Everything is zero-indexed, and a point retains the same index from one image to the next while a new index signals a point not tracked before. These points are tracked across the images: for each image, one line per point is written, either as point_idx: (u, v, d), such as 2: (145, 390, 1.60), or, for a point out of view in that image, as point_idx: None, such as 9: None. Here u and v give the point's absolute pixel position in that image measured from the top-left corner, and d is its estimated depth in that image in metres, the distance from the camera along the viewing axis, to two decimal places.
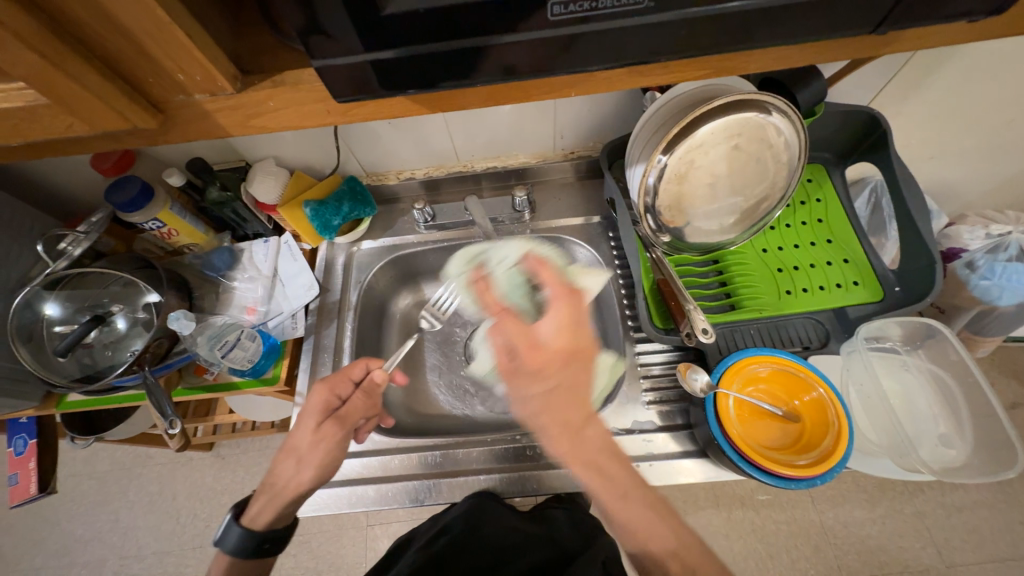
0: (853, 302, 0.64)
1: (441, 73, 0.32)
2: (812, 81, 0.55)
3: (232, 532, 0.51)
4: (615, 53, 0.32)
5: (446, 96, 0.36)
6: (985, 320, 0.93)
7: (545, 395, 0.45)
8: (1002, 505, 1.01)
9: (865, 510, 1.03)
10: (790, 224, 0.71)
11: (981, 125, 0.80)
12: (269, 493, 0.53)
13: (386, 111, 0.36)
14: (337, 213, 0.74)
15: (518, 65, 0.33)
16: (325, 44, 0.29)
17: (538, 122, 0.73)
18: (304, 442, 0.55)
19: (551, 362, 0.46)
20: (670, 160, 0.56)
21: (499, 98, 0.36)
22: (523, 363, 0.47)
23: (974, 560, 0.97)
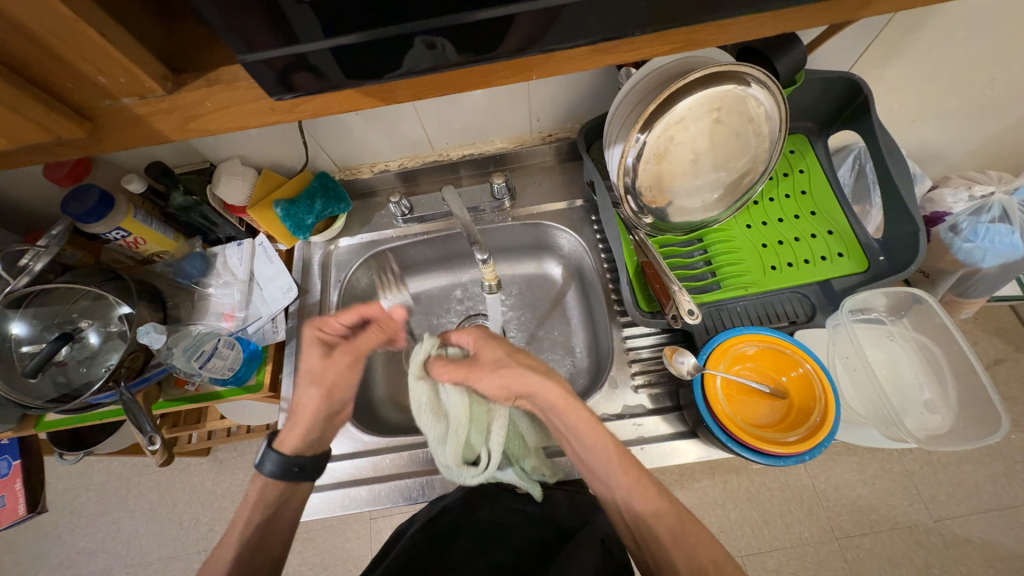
0: (838, 273, 0.64)
1: (389, 60, 0.30)
2: (792, 48, 0.54)
3: (269, 459, 0.53)
4: (574, 29, 0.31)
5: (400, 86, 0.33)
6: (969, 282, 0.93)
7: (502, 382, 0.54)
8: (986, 459, 1.04)
9: (856, 471, 1.05)
10: (773, 198, 0.70)
11: (964, 85, 0.78)
12: (296, 419, 0.55)
13: (336, 105, 0.34)
14: (310, 212, 0.71)
15: (470, 49, 0.31)
16: (257, 37, 0.27)
17: (511, 105, 0.71)
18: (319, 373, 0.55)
19: (494, 365, 0.55)
20: (648, 138, 0.54)
21: (456, 86, 0.34)
22: (479, 381, 0.54)
23: (960, 512, 1.00)
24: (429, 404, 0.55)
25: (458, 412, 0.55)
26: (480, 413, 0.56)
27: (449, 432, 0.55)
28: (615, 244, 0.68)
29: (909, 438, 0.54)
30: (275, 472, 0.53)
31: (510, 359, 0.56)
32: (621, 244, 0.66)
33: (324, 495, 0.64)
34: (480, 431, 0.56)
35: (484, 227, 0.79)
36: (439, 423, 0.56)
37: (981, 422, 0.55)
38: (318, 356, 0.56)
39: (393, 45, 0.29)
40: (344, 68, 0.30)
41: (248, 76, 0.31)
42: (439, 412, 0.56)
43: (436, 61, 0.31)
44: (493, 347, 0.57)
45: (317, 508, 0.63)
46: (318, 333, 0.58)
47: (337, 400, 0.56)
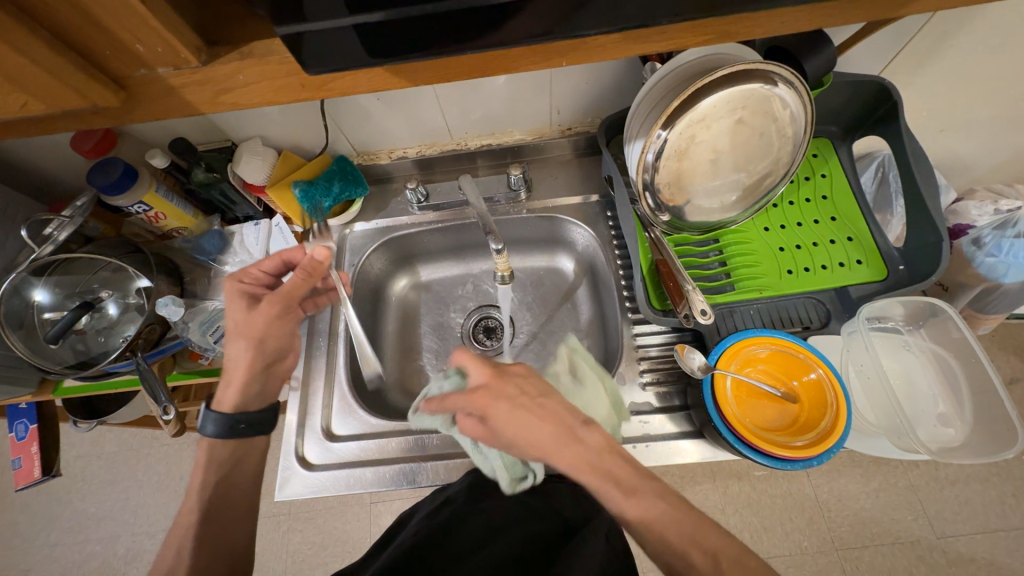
0: (856, 281, 0.63)
1: (421, 40, 0.30)
2: (822, 48, 0.54)
3: (210, 421, 0.54)
4: (607, 16, 0.31)
5: (427, 67, 0.33)
6: (989, 298, 0.91)
7: (521, 423, 0.46)
8: (995, 479, 1.02)
9: (860, 484, 1.04)
10: (793, 202, 0.69)
11: (997, 95, 0.77)
12: (229, 377, 0.55)
13: (365, 85, 0.34)
14: (327, 195, 0.72)
15: (499, 30, 0.30)
16: (290, 8, 0.27)
17: (533, 97, 0.70)
18: (240, 321, 0.56)
19: (502, 400, 0.48)
20: (670, 135, 0.53)
21: (483, 70, 0.34)
22: (493, 415, 0.47)
23: (965, 530, 0.99)
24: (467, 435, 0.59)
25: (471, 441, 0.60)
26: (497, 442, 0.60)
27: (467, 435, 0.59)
28: (630, 241, 0.67)
29: (921, 450, 0.53)
30: (218, 432, 0.53)
31: (534, 396, 0.49)
32: (636, 240, 0.66)
33: (330, 474, 0.65)
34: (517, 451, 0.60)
35: (497, 218, 0.79)
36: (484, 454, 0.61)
37: (994, 436, 0.55)
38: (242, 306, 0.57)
39: (424, 23, 0.29)
40: (373, 46, 0.30)
41: (281, 51, 0.31)
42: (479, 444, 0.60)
43: (466, 43, 0.31)
44: (501, 387, 0.49)
45: (323, 486, 0.64)
46: (240, 286, 0.58)
47: (268, 349, 0.56)
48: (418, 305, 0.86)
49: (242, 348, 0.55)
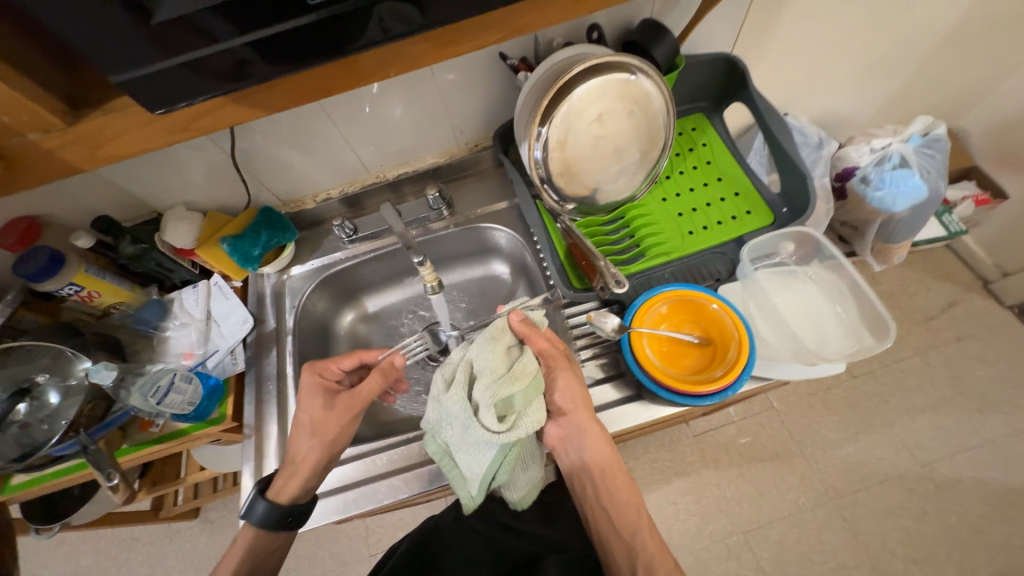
0: (749, 229, 0.69)
1: (248, 69, 0.35)
2: (664, 39, 0.64)
3: (261, 505, 0.57)
4: (401, 20, 0.35)
5: (271, 93, 0.39)
6: (891, 228, 0.99)
7: (567, 385, 0.59)
8: (959, 399, 1.21)
9: (840, 431, 1.20)
10: (682, 171, 0.76)
11: (839, 50, 0.87)
12: (289, 470, 0.60)
13: (221, 120, 0.39)
14: (256, 244, 0.74)
15: (315, 48, 0.35)
16: (113, 60, 0.31)
17: (432, 122, 0.76)
18: (309, 417, 0.61)
19: (566, 360, 0.61)
20: (549, 131, 0.62)
21: (323, 84, 0.39)
22: (556, 372, 0.60)
23: (944, 454, 1.16)
24: (498, 345, 0.56)
25: (497, 352, 0.55)
26: (537, 385, 0.54)
27: (512, 382, 0.52)
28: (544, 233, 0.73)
29: (820, 360, 0.59)
30: (265, 522, 0.57)
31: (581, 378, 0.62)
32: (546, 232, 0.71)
33: None
34: (526, 398, 0.53)
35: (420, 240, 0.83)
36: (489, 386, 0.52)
37: (876, 336, 0.62)
38: (319, 402, 0.61)
39: (246, 54, 0.34)
40: (206, 79, 0.35)
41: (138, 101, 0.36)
42: (504, 371, 0.53)
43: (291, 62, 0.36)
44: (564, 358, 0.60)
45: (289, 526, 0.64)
46: (318, 378, 0.63)
47: (332, 450, 0.61)
48: (369, 336, 0.89)
49: (302, 442, 0.60)
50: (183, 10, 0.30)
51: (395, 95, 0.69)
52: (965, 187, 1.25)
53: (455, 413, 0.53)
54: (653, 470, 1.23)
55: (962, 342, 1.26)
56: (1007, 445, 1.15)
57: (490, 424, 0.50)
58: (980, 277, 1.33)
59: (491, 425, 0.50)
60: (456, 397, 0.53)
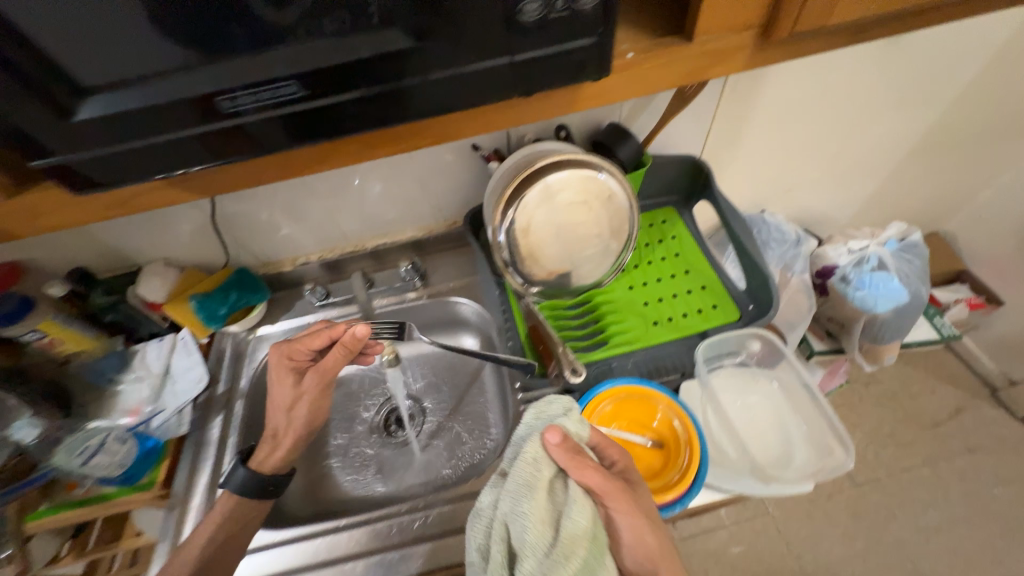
0: (715, 324, 0.68)
1: (169, 163, 0.36)
2: (628, 141, 0.69)
3: (240, 473, 0.61)
4: (321, 128, 0.35)
5: (207, 180, 0.41)
6: (876, 329, 0.97)
7: (638, 534, 0.46)
8: (975, 520, 1.10)
9: (844, 547, 1.08)
10: (650, 262, 0.76)
11: (807, 155, 0.92)
12: (272, 441, 0.64)
13: (158, 200, 0.42)
14: (223, 303, 0.76)
15: (231, 150, 0.36)
16: (31, 151, 0.33)
17: (411, 199, 0.79)
18: (283, 398, 0.64)
19: (631, 499, 0.47)
20: (515, 219, 0.63)
21: (253, 177, 0.41)
22: (615, 514, 0.46)
23: None
24: (539, 506, 0.43)
25: (539, 512, 0.42)
26: (597, 553, 0.41)
27: (563, 565, 0.39)
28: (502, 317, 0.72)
29: (760, 476, 0.60)
30: (239, 490, 0.60)
31: (653, 517, 0.48)
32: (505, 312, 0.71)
33: None
34: None
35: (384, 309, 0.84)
36: (530, 573, 0.40)
37: (823, 452, 0.64)
38: (289, 383, 0.64)
39: (166, 150, 0.35)
40: (119, 169, 0.36)
41: None
42: (546, 542, 0.41)
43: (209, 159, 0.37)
44: (628, 498, 0.47)
45: None
46: (287, 361, 0.64)
47: (314, 420, 0.65)
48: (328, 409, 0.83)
49: (282, 418, 0.64)
50: (103, 112, 0.32)
51: (377, 174, 0.74)
52: (959, 290, 1.24)
53: None
54: None
55: (973, 455, 1.17)
56: None
57: None
58: (987, 384, 1.26)
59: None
60: None
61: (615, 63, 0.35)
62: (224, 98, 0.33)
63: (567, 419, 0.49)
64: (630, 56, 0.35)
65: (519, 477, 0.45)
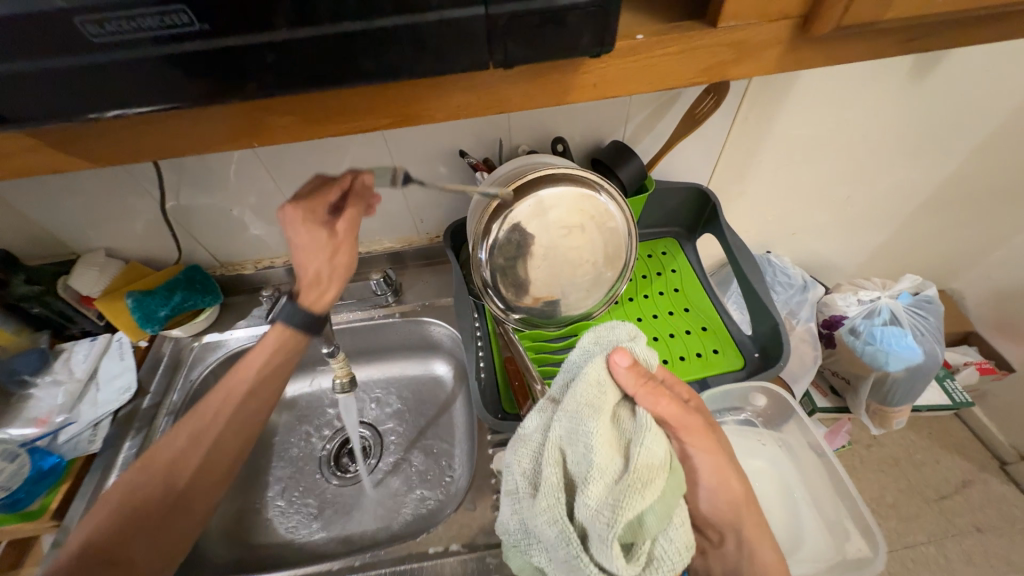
0: (714, 371, 0.61)
1: (36, 108, 0.28)
2: (630, 161, 0.62)
3: (287, 309, 0.56)
4: (234, 81, 0.28)
5: (100, 139, 0.33)
6: (885, 388, 0.89)
7: (705, 458, 0.49)
8: None
9: None
10: (647, 295, 0.69)
11: (818, 196, 0.87)
12: (314, 286, 0.55)
13: (39, 163, 0.34)
14: (165, 304, 0.67)
15: (124, 98, 0.29)
16: None
17: (390, 206, 0.72)
18: (318, 242, 0.53)
19: (701, 432, 0.49)
20: (499, 235, 0.56)
21: (161, 139, 0.33)
22: (689, 445, 0.49)
23: None
24: (606, 434, 0.40)
25: (607, 435, 0.40)
26: (676, 482, 0.39)
27: (641, 494, 0.37)
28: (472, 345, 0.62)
29: None
30: (295, 325, 0.56)
31: (716, 445, 0.50)
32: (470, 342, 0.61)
33: None
34: (658, 510, 0.38)
35: (347, 325, 0.75)
36: (601, 501, 0.37)
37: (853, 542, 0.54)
38: (318, 228, 0.53)
39: (25, 90, 0.27)
40: None
41: None
42: (615, 470, 0.39)
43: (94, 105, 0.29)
44: (699, 429, 0.49)
45: None
46: (304, 211, 0.52)
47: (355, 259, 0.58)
48: (275, 432, 0.75)
49: (323, 266, 0.55)
50: None
51: None
52: (968, 352, 1.18)
53: (554, 536, 0.40)
54: None
55: (983, 536, 1.06)
56: None
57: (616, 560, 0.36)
58: (997, 457, 1.17)
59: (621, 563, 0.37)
60: (553, 513, 0.40)
61: (620, 44, 0.29)
62: (86, 20, 0.25)
63: (631, 346, 0.46)
64: (641, 37, 0.29)
65: (586, 399, 0.42)
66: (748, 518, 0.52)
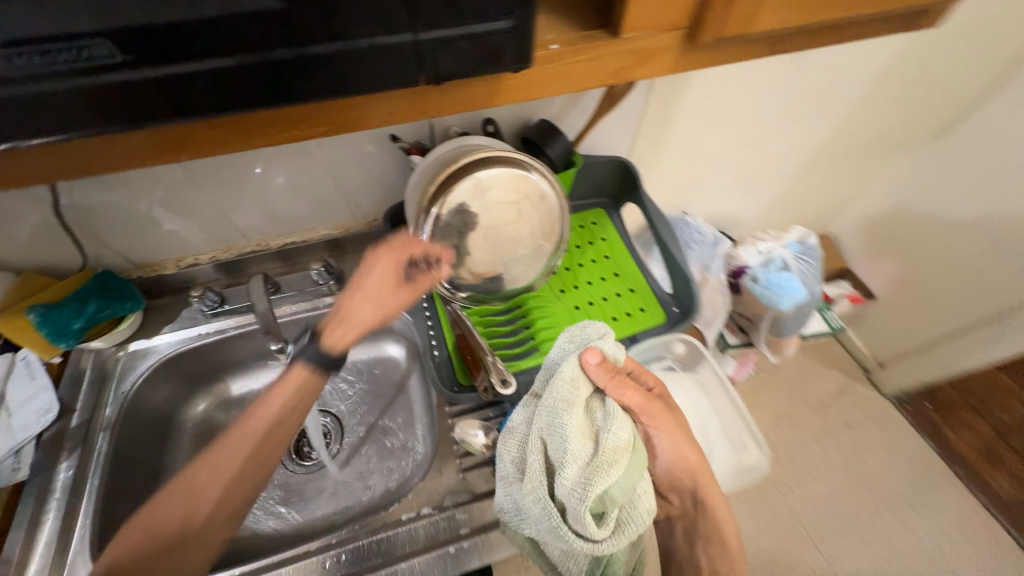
0: (643, 328, 0.69)
1: None
2: (557, 139, 0.66)
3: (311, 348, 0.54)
4: (169, 105, 0.27)
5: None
6: (779, 323, 1.06)
7: (669, 443, 0.55)
8: (856, 488, 1.24)
9: (752, 523, 1.19)
10: (581, 264, 0.75)
11: (723, 160, 0.97)
12: (347, 322, 0.55)
13: None
14: (78, 317, 0.61)
15: (16, 122, 0.26)
16: None
17: (321, 193, 0.70)
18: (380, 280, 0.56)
19: (666, 417, 0.54)
20: (440, 213, 0.58)
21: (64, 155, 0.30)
22: (653, 430, 0.54)
23: (846, 546, 1.17)
24: (578, 420, 0.45)
25: (579, 424, 0.45)
26: (639, 459, 0.45)
27: (609, 471, 0.42)
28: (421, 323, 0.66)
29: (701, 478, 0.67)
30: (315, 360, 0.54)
31: (679, 430, 0.56)
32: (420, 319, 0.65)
33: None
34: (626, 485, 0.43)
35: (292, 316, 0.74)
36: (575, 481, 0.42)
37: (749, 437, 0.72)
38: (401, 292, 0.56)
39: None
40: None
41: None
42: (588, 453, 0.44)
43: None
44: (661, 415, 0.54)
45: None
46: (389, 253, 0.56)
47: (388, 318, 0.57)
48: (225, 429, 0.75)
49: (368, 310, 0.55)
50: None
51: (278, 162, 0.63)
52: (842, 285, 1.37)
53: (537, 513, 0.45)
54: None
55: (852, 430, 1.33)
56: (900, 535, 1.18)
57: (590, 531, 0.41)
58: (861, 366, 1.44)
59: (593, 531, 0.42)
60: (536, 493, 0.45)
61: (539, 54, 0.31)
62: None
63: (602, 343, 0.51)
64: (556, 48, 0.32)
65: (562, 392, 0.47)
66: (701, 481, 0.57)
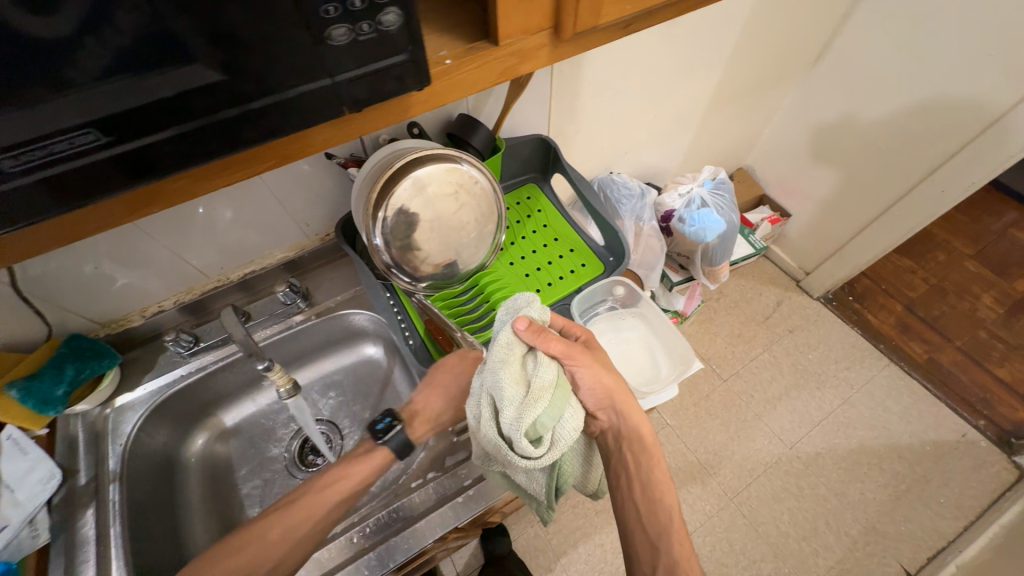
0: (586, 280, 0.79)
1: None
2: (477, 129, 0.73)
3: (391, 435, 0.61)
4: (145, 173, 0.31)
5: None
6: (709, 254, 1.19)
7: (591, 374, 0.60)
8: (803, 382, 1.43)
9: (723, 431, 1.36)
10: (524, 237, 0.83)
11: (634, 120, 1.07)
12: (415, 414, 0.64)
13: None
14: (59, 383, 0.64)
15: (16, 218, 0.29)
16: None
17: (271, 219, 0.74)
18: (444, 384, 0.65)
19: (583, 354, 0.60)
20: (388, 218, 0.63)
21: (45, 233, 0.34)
22: (576, 368, 0.59)
23: (802, 432, 1.35)
24: (510, 369, 0.50)
25: (512, 373, 0.50)
26: (563, 393, 0.51)
27: (536, 403, 0.49)
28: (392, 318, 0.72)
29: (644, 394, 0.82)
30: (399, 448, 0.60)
31: (598, 361, 0.63)
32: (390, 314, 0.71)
33: None
34: (554, 415, 0.50)
35: (269, 340, 0.78)
36: (512, 419, 0.48)
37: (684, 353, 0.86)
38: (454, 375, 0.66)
39: None
40: None
41: None
42: (521, 396, 0.49)
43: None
44: (579, 352, 0.59)
45: None
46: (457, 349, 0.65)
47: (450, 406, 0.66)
48: (229, 459, 0.80)
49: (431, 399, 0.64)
50: None
51: (222, 199, 0.66)
52: (762, 211, 1.56)
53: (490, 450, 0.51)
54: (575, 515, 1.25)
55: (793, 334, 1.52)
56: (843, 410, 1.39)
57: (529, 455, 0.48)
58: (793, 278, 1.61)
59: (530, 452, 0.48)
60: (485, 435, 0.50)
61: (435, 69, 0.38)
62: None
63: (528, 305, 0.57)
64: (449, 62, 0.39)
65: (495, 349, 0.51)
66: (617, 399, 0.63)
